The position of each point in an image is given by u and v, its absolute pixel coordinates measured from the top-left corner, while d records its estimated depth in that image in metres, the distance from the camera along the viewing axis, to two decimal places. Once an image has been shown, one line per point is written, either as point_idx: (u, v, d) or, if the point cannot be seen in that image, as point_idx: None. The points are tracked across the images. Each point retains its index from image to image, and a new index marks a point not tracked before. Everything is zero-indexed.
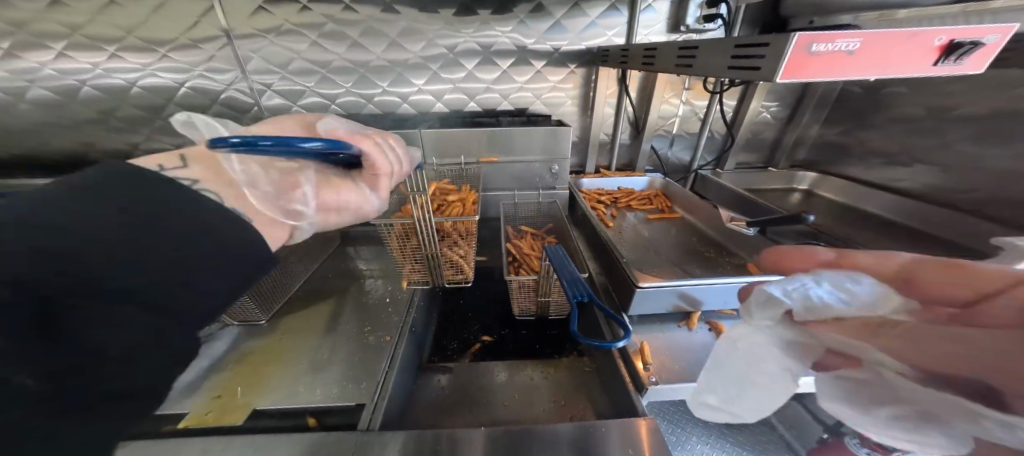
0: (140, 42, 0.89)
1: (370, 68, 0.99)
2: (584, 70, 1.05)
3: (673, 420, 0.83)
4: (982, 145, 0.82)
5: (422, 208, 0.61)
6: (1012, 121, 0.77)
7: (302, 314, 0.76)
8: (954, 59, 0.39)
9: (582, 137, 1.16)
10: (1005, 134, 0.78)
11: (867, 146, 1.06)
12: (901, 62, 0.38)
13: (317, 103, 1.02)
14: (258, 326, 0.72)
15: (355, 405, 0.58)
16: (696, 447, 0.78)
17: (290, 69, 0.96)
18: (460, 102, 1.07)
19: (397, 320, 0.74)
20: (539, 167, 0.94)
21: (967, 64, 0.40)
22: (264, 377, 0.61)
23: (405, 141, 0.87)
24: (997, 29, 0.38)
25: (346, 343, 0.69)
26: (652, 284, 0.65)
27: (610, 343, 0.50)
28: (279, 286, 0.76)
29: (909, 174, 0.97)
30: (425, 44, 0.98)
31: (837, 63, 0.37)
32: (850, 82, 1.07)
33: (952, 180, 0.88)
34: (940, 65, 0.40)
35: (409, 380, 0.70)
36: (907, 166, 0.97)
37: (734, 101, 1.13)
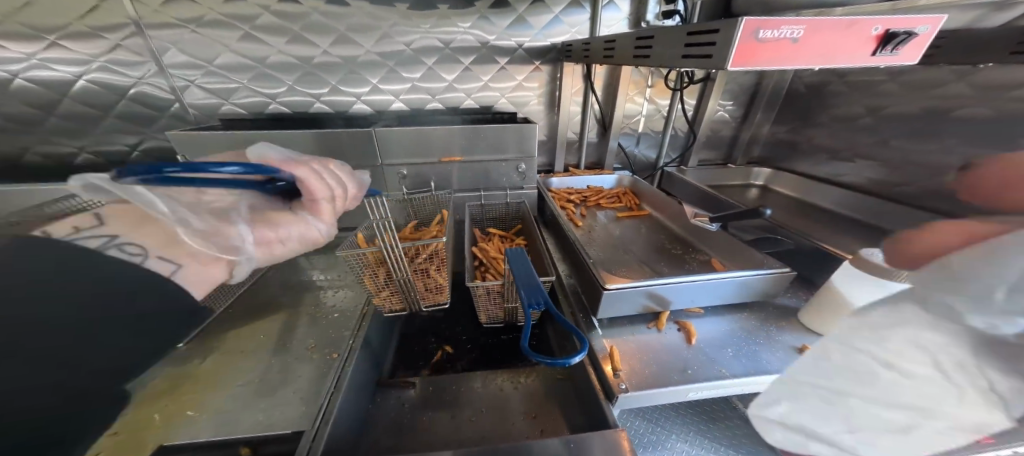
0: (22, 28, 0.76)
1: (318, 64, 0.91)
2: (548, 68, 1.03)
3: (650, 421, 0.83)
4: (911, 141, 0.87)
5: (385, 235, 0.57)
6: (935, 117, 0.82)
7: (235, 334, 0.66)
8: (890, 49, 0.39)
9: (549, 135, 1.14)
10: (929, 129, 0.84)
11: (815, 142, 1.11)
12: (843, 51, 0.38)
13: (257, 100, 0.93)
14: (177, 351, 0.62)
15: (294, 432, 0.51)
16: (674, 446, 0.78)
17: (222, 64, 0.87)
18: (421, 100, 1.01)
19: (349, 335, 0.67)
20: (506, 166, 0.90)
21: (902, 54, 0.41)
22: (190, 409, 0.53)
23: (358, 141, 0.79)
24: (928, 20, 0.38)
25: (290, 362, 0.62)
26: (619, 286, 0.63)
27: (563, 360, 0.47)
28: None
29: (850, 169, 1.02)
30: (379, 39, 0.91)
31: (783, 52, 0.36)
32: (796, 82, 1.12)
33: (886, 173, 0.93)
34: (878, 56, 0.40)
35: (363, 400, 0.64)
36: (849, 161, 1.02)
37: (694, 100, 1.15)
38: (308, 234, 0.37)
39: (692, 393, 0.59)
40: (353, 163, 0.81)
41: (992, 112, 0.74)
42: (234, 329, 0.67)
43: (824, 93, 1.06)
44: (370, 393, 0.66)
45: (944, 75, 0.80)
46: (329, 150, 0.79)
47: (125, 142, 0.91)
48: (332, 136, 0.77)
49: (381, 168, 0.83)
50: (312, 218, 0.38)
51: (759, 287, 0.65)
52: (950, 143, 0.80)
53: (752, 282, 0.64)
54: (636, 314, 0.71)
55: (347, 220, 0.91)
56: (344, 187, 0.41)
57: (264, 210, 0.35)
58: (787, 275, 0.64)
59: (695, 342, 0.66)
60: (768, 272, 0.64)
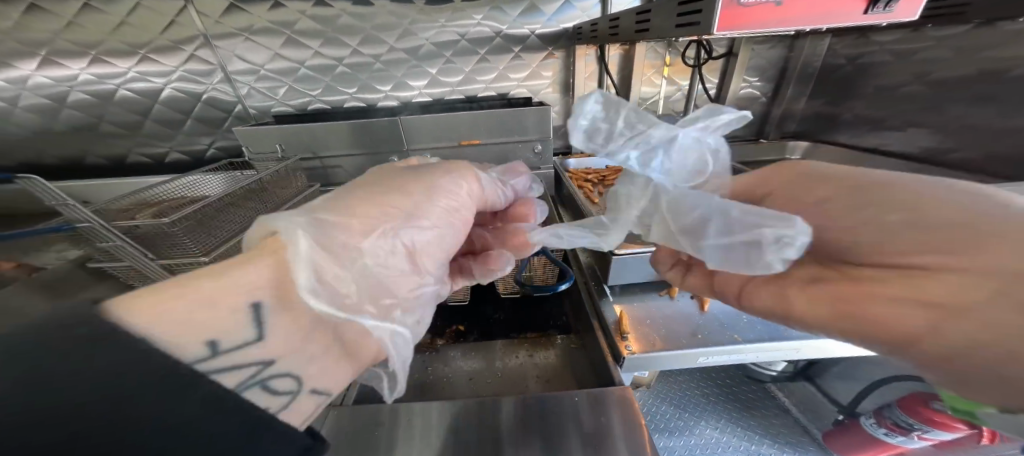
0: (121, 45, 0.93)
1: (350, 63, 1.01)
2: (561, 54, 1.05)
3: (685, 412, 1.06)
4: (971, 105, 0.75)
5: None
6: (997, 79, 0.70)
7: None
8: (883, 6, 0.39)
9: (565, 119, 1.15)
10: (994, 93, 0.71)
11: (855, 114, 0.99)
12: (833, 10, 0.39)
13: (301, 99, 1.05)
14: None
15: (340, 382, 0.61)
16: (703, 430, 1.01)
17: (272, 68, 0.99)
18: (443, 92, 1.08)
19: None
20: (522, 147, 0.93)
21: (899, 11, 0.40)
22: (178, 311, 0.21)
23: (386, 129, 0.87)
24: None
25: None
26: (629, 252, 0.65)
27: None
28: None
29: (898, 138, 0.90)
30: (400, 36, 0.99)
31: (765, 14, 0.38)
32: (833, 55, 1.02)
33: (942, 140, 0.81)
34: (870, 14, 0.40)
35: None
36: (898, 130, 0.89)
37: (717, 78, 1.09)
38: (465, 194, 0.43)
39: (701, 358, 0.61)
40: (382, 150, 0.90)
41: None
42: None
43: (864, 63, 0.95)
44: None
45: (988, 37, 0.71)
46: (362, 137, 0.88)
47: (202, 142, 1.07)
48: (364, 125, 0.86)
49: (407, 153, 0.91)
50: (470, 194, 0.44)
51: None
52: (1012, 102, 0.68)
53: None
54: (648, 283, 0.74)
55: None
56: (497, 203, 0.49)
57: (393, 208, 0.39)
58: None
59: (709, 308, 0.68)
60: None
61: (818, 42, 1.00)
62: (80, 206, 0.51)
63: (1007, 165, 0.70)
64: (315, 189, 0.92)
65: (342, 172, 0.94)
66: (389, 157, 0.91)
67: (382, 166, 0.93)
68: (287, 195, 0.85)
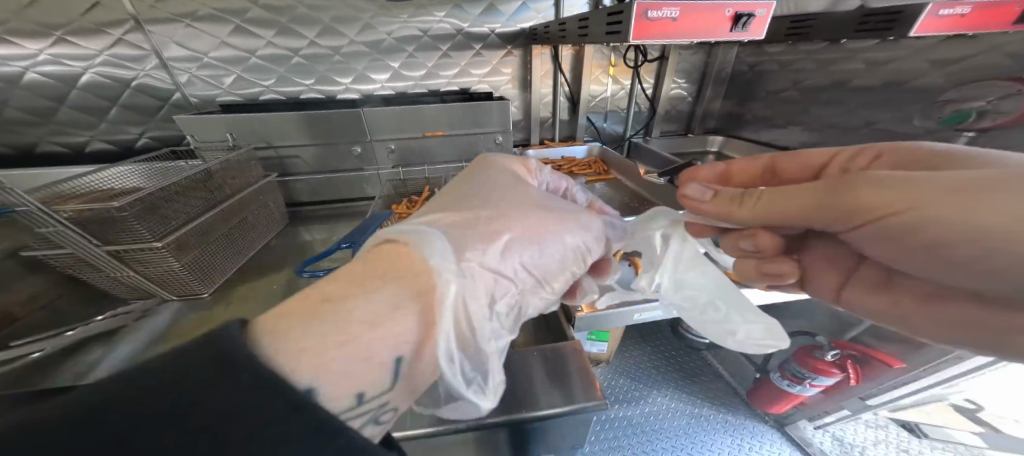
0: (31, 25, 0.84)
1: (305, 55, 1.01)
2: (519, 52, 1.13)
3: (642, 384, 1.20)
4: (827, 108, 0.95)
5: None
6: (837, 90, 0.92)
7: (252, 285, 0.73)
8: (740, 27, 0.51)
9: (524, 114, 1.20)
10: (838, 98, 0.92)
11: (755, 115, 1.19)
12: (712, 27, 0.50)
13: (252, 89, 1.02)
14: (202, 299, 0.69)
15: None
16: (656, 399, 1.16)
17: (217, 56, 0.96)
18: (406, 86, 1.11)
19: None
20: (486, 138, 0.96)
21: (751, 30, 0.53)
22: (326, 317, 0.29)
23: (349, 120, 0.84)
24: (764, 4, 0.50)
25: None
26: None
27: None
28: (220, 259, 0.73)
29: (783, 134, 1.10)
30: (361, 29, 1.00)
31: (665, 28, 0.48)
32: (739, 63, 1.20)
33: (812, 135, 1.01)
34: (733, 32, 0.52)
35: None
36: (783, 127, 1.10)
37: (653, 79, 1.22)
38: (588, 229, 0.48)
39: (634, 315, 0.73)
40: (345, 139, 0.87)
41: (877, 82, 0.84)
42: (251, 280, 0.75)
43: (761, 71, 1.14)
44: None
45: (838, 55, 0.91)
46: (324, 127, 0.84)
47: (131, 132, 1.00)
48: (323, 115, 0.82)
49: (371, 144, 0.89)
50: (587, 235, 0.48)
51: None
52: (852, 106, 0.89)
53: None
54: None
55: (342, 194, 0.97)
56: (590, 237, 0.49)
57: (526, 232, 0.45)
58: None
59: None
60: None
61: (729, 51, 1.17)
62: (14, 189, 0.48)
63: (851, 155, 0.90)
64: (270, 179, 0.86)
65: (299, 162, 0.90)
66: (352, 147, 0.89)
67: (345, 156, 0.90)
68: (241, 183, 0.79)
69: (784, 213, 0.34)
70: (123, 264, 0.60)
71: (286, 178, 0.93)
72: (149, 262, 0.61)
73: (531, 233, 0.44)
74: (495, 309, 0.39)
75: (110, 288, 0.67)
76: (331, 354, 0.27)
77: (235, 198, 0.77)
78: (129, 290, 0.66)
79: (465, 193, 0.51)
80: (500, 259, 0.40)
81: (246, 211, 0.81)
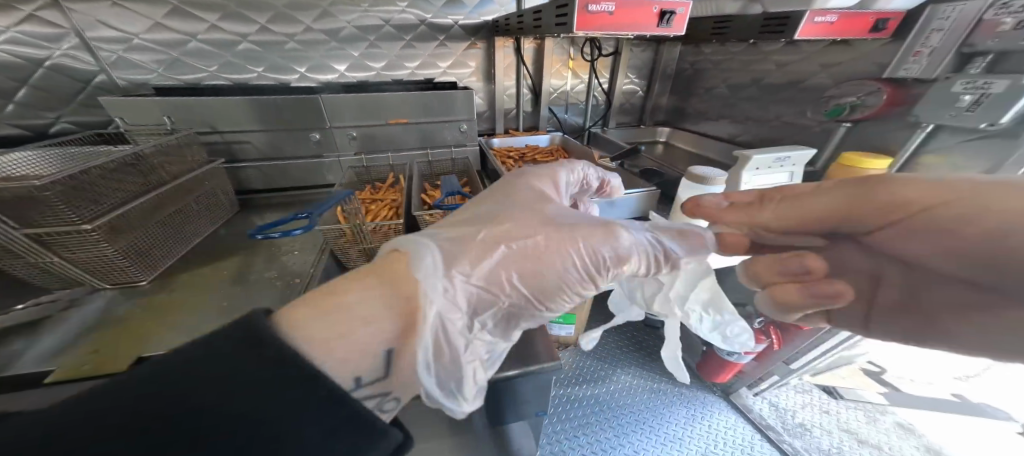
0: None
1: (254, 41, 0.97)
2: (483, 45, 1.13)
3: None
4: (749, 103, 1.04)
5: (353, 213, 0.66)
6: (756, 88, 1.00)
7: (201, 271, 0.65)
8: (667, 23, 0.59)
9: (489, 105, 1.23)
10: (756, 97, 1.00)
11: (696, 108, 1.28)
12: (642, 23, 0.58)
13: (193, 73, 0.96)
14: (139, 287, 0.61)
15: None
16: None
17: (150, 38, 0.90)
18: (368, 76, 1.07)
19: (309, 263, 0.68)
20: (444, 127, 0.97)
21: (676, 27, 0.61)
22: (335, 310, 0.30)
23: (306, 108, 0.82)
24: (683, 3, 0.58)
25: (259, 290, 0.61)
26: None
27: (292, 233, 0.51)
28: (161, 244, 0.65)
29: (715, 126, 1.20)
30: (318, 17, 0.97)
31: (602, 21, 0.55)
32: (682, 61, 1.30)
33: (738, 127, 1.09)
34: (662, 28, 0.60)
35: None
36: (716, 121, 1.19)
37: (608, 73, 1.30)
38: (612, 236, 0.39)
39: None
40: (300, 127, 0.84)
41: (782, 80, 0.91)
42: (198, 266, 0.67)
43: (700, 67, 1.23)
44: None
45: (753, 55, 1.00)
46: (277, 113, 0.81)
47: (46, 116, 0.90)
48: (279, 101, 0.80)
49: (330, 131, 0.87)
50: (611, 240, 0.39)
51: (639, 202, 0.77)
52: (763, 101, 0.98)
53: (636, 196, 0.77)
54: None
55: (292, 181, 0.92)
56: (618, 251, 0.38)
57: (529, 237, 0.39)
58: (654, 192, 0.77)
59: None
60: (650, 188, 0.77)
61: (673, 49, 1.27)
62: None
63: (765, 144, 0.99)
64: (218, 165, 0.80)
65: (250, 149, 0.85)
66: (308, 134, 0.86)
67: (301, 144, 0.87)
68: (181, 165, 0.72)
69: (821, 216, 0.31)
70: (46, 248, 0.53)
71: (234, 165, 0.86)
72: (75, 246, 0.54)
73: (534, 246, 0.38)
74: (478, 320, 0.36)
75: (27, 276, 0.57)
76: (339, 355, 0.29)
77: (178, 178, 0.70)
78: (52, 278, 0.57)
79: (476, 207, 0.46)
80: (488, 274, 0.36)
81: (189, 195, 0.73)
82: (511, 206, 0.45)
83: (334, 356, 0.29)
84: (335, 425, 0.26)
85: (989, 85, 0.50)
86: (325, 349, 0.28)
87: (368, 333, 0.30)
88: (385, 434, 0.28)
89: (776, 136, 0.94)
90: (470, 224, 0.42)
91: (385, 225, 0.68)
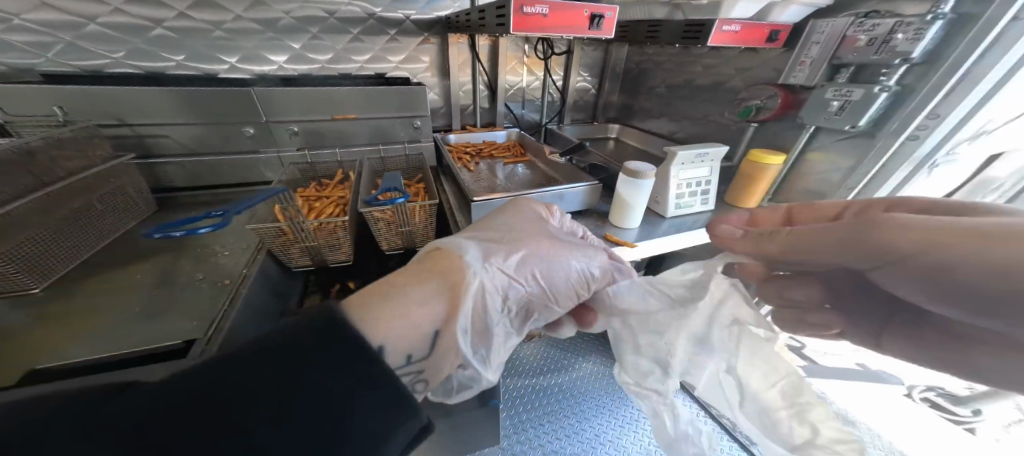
0: None
1: (173, 28, 0.80)
2: (437, 41, 1.03)
3: (571, 357, 1.44)
4: (683, 102, 1.11)
5: (288, 211, 0.62)
6: (688, 88, 1.08)
7: (113, 275, 0.59)
8: (597, 26, 0.63)
9: (444, 102, 1.14)
10: (687, 96, 1.09)
11: (642, 107, 1.31)
12: (575, 25, 0.62)
13: (93, 60, 0.78)
14: (32, 296, 0.54)
15: (183, 343, 0.47)
16: (581, 366, 1.41)
17: (29, 17, 0.71)
18: (311, 70, 0.94)
19: (242, 263, 0.64)
20: (396, 122, 0.94)
21: (606, 29, 0.66)
22: (393, 295, 0.41)
23: (239, 100, 0.77)
24: (610, 8, 0.63)
25: (186, 292, 0.56)
26: (493, 196, 0.73)
27: (196, 231, 0.46)
28: (58, 246, 0.58)
29: (656, 122, 1.26)
30: (250, 6, 0.82)
31: (537, 22, 0.58)
32: (629, 59, 1.31)
33: (674, 124, 1.17)
34: (593, 30, 0.64)
35: (261, 322, 0.58)
36: (659, 118, 1.24)
37: (562, 72, 1.28)
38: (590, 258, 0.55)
39: None
40: (234, 120, 0.79)
41: (708, 82, 1.00)
42: (107, 271, 0.60)
43: (642, 67, 1.27)
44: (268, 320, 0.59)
45: (686, 58, 1.06)
46: (205, 104, 0.75)
47: None
48: (207, 92, 0.74)
49: (268, 125, 0.82)
50: (585, 262, 0.54)
51: (584, 194, 0.81)
52: (696, 100, 1.05)
53: (582, 189, 0.81)
54: None
55: (223, 179, 0.84)
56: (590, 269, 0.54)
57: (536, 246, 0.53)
58: (597, 186, 0.82)
59: None
60: (593, 182, 0.82)
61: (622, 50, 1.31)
62: None
63: (697, 141, 1.09)
64: (127, 160, 0.71)
65: (170, 143, 0.77)
66: (241, 128, 0.80)
67: (233, 139, 0.81)
68: (80, 158, 0.64)
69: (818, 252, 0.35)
70: None
71: (149, 160, 0.77)
72: None
73: (538, 251, 0.52)
74: (507, 307, 0.48)
75: None
76: (397, 331, 0.39)
77: (76, 174, 0.62)
78: None
79: (492, 225, 0.58)
80: (514, 268, 0.49)
81: (95, 192, 0.65)
82: (519, 225, 0.58)
83: (396, 331, 0.39)
84: (387, 401, 0.33)
85: (851, 94, 0.63)
86: (392, 322, 0.39)
87: (421, 316, 0.40)
88: (416, 416, 0.34)
89: (705, 133, 1.05)
90: (490, 236, 0.54)
91: (329, 222, 0.65)
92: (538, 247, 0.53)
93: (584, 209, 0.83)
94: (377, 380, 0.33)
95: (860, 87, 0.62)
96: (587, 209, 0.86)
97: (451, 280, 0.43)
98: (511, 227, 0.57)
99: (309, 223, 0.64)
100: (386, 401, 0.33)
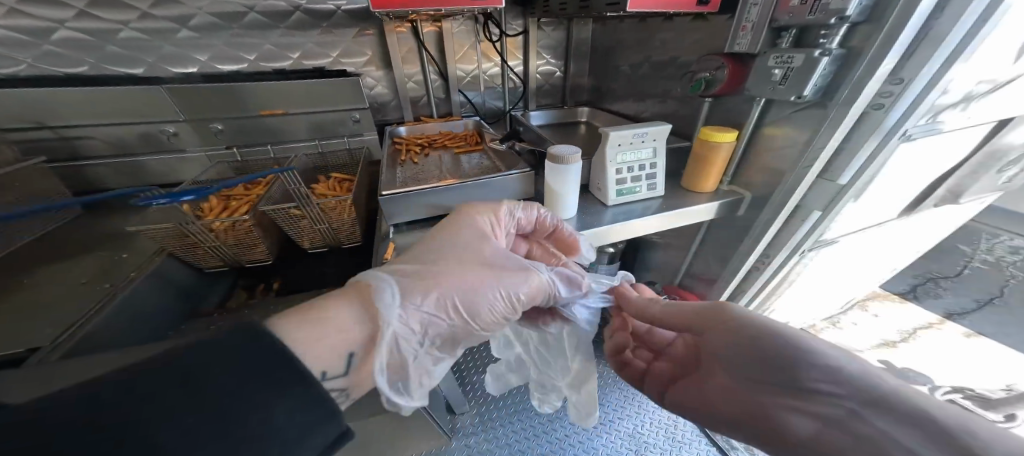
0: None
1: (84, 29, 0.80)
2: (375, 30, 0.99)
3: None
4: (645, 80, 1.02)
5: (180, 211, 0.59)
6: (648, 65, 0.99)
7: (21, 273, 0.61)
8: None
9: (392, 94, 1.10)
10: (647, 73, 1.00)
11: (609, 89, 1.22)
12: None
13: (11, 65, 0.79)
14: None
15: (27, 351, 0.45)
16: None
17: None
18: (242, 68, 0.93)
19: (138, 263, 0.62)
20: (333, 117, 0.92)
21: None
22: (313, 317, 0.38)
23: (158, 99, 0.78)
24: None
25: (69, 293, 0.56)
26: (408, 189, 0.67)
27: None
28: None
29: (622, 104, 1.16)
30: (156, 2, 0.81)
31: None
32: (592, 37, 1.22)
33: (638, 105, 1.08)
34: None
35: (147, 324, 0.57)
36: (624, 99, 1.15)
37: (520, 55, 1.21)
38: (529, 278, 0.51)
39: None
40: (160, 118, 0.80)
41: (666, 56, 0.91)
42: (13, 272, 0.61)
43: (605, 44, 1.17)
44: (164, 325, 0.60)
45: (642, 31, 0.97)
46: (121, 103, 0.77)
47: None
48: (112, 91, 0.75)
49: (190, 122, 0.83)
50: (520, 285, 0.50)
51: (514, 184, 0.75)
52: (658, 76, 0.96)
53: (511, 178, 0.74)
54: (431, 220, 0.75)
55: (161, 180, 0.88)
56: (527, 292, 0.50)
57: (472, 267, 0.49)
58: (530, 174, 0.76)
59: None
60: (524, 170, 0.75)
61: (584, 28, 1.21)
62: None
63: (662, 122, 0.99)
64: (39, 163, 0.76)
65: (98, 145, 0.81)
66: (162, 127, 0.82)
67: (154, 137, 0.83)
68: None
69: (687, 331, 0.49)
70: None
71: (80, 161, 0.82)
72: None
73: (470, 275, 0.48)
74: (431, 333, 0.45)
75: None
76: (310, 358, 0.36)
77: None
78: None
79: (434, 241, 0.52)
80: (440, 295, 0.45)
81: None
82: (468, 242, 0.53)
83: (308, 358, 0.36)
84: (308, 400, 0.34)
85: (793, 60, 0.56)
86: (303, 348, 0.36)
87: (334, 338, 0.38)
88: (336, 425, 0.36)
89: (668, 112, 0.95)
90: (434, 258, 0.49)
91: (239, 222, 0.63)
92: (473, 269, 0.48)
93: (520, 199, 0.78)
94: (297, 383, 0.34)
95: (801, 51, 0.55)
96: (524, 199, 0.79)
97: (374, 308, 0.40)
98: (461, 244, 0.52)
99: (205, 223, 0.61)
100: (310, 401, 0.34)
